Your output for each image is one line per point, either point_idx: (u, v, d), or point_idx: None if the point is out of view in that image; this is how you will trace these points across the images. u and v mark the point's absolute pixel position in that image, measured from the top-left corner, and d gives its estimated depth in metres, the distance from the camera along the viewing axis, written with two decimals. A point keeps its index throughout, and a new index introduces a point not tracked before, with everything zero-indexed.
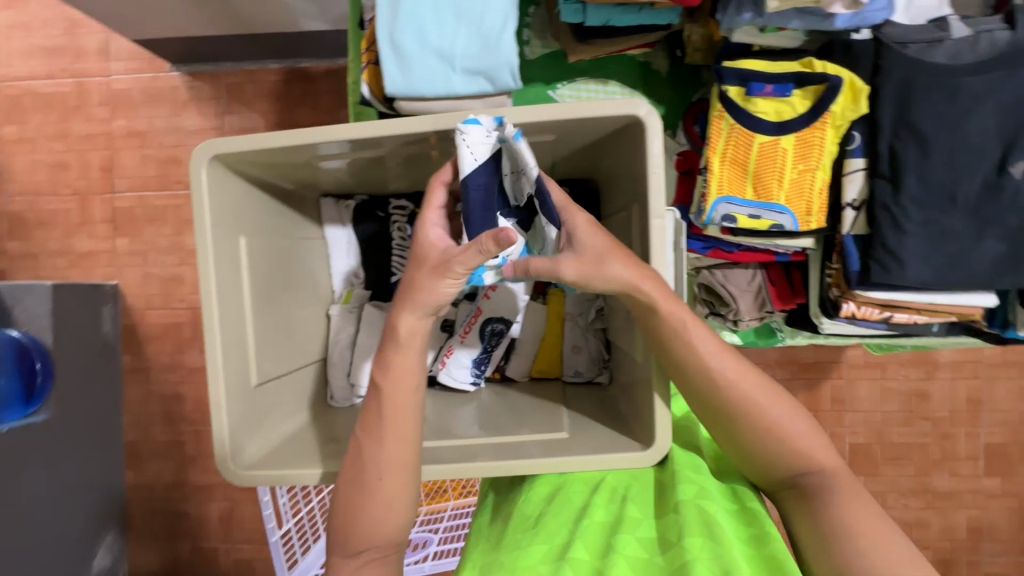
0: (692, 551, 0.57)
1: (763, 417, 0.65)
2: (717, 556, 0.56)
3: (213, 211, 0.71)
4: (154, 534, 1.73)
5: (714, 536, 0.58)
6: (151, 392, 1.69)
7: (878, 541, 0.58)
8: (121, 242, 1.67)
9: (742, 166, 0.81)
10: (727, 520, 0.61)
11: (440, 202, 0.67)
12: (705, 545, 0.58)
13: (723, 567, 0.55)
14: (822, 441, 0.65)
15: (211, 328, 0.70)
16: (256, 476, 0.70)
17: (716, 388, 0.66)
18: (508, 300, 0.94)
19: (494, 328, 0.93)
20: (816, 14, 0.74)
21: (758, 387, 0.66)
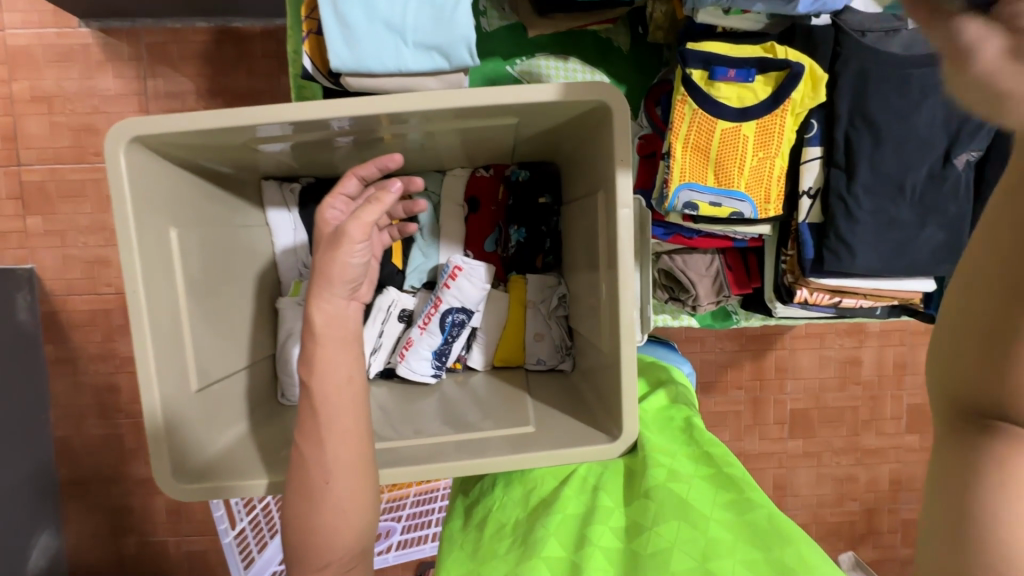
0: (669, 538, 0.57)
1: None
2: (694, 537, 0.56)
3: (136, 203, 0.63)
4: (95, 531, 1.62)
5: (689, 517, 0.59)
6: (80, 383, 1.55)
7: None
8: (34, 221, 1.50)
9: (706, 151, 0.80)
10: (701, 490, 0.63)
11: (347, 189, 0.68)
12: (681, 524, 0.58)
13: (702, 549, 0.55)
14: None
15: (140, 334, 0.63)
16: (201, 491, 0.65)
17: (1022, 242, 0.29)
18: (465, 290, 0.89)
19: (453, 320, 0.89)
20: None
21: None
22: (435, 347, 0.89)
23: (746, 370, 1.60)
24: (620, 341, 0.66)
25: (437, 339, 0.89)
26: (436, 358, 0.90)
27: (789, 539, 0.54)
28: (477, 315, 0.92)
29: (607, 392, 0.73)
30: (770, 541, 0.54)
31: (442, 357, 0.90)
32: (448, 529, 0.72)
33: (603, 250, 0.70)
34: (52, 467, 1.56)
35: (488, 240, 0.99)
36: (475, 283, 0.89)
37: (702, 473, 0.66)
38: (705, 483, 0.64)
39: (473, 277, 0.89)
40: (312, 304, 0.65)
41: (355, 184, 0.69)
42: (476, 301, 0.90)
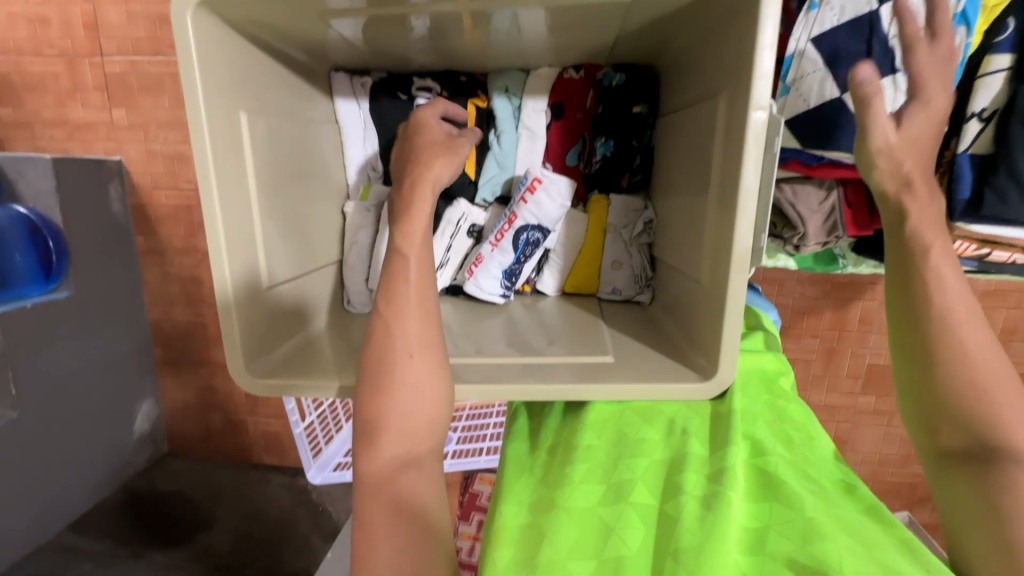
0: (765, 519, 0.54)
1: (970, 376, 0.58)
2: (793, 522, 0.52)
3: (206, 75, 0.58)
4: (188, 404, 1.77)
5: (781, 501, 0.54)
6: (168, 274, 1.65)
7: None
8: (119, 114, 1.53)
9: (864, 41, 0.65)
10: (790, 473, 0.57)
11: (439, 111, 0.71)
12: (772, 509, 0.54)
13: (802, 532, 0.51)
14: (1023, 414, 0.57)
15: (214, 224, 0.60)
16: (273, 386, 0.66)
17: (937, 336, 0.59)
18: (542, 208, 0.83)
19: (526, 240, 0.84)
20: None
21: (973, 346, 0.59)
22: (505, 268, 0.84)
23: (827, 319, 1.46)
24: (726, 265, 0.58)
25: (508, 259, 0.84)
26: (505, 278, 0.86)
27: (891, 555, 0.49)
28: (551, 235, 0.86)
29: (699, 328, 0.65)
30: (870, 543, 0.50)
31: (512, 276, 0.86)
32: (509, 451, 0.67)
33: (716, 179, 0.61)
34: (148, 346, 1.71)
35: (570, 153, 0.90)
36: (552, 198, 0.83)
37: (783, 455, 0.60)
38: (794, 467, 0.59)
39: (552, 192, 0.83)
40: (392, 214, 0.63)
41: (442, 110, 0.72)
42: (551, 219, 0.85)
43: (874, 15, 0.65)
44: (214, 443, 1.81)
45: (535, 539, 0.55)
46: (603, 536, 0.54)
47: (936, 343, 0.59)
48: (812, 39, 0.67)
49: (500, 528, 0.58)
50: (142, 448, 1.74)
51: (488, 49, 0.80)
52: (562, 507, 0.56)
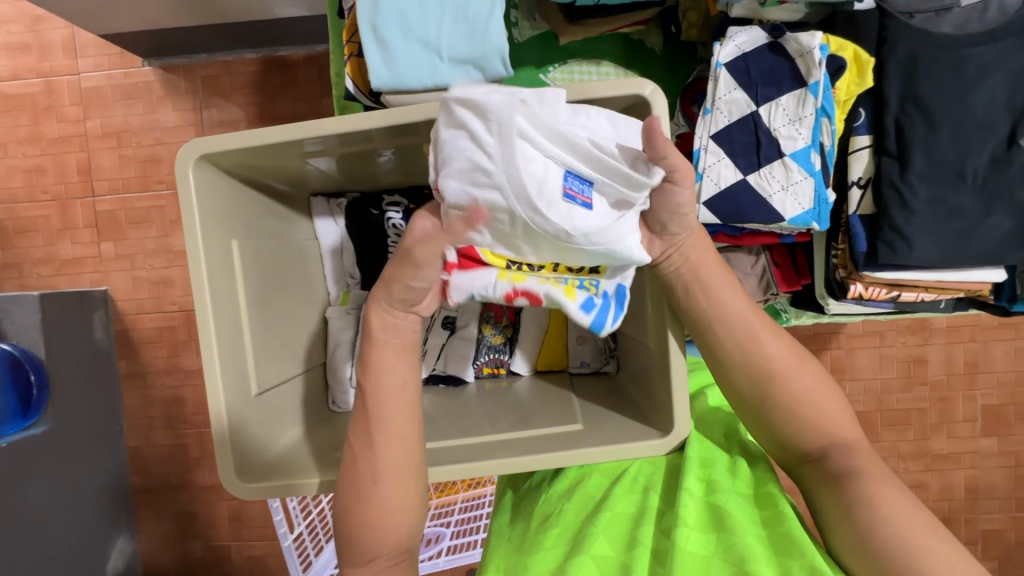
0: (705, 550, 0.59)
1: (792, 393, 0.66)
2: (730, 548, 0.58)
3: (203, 215, 0.67)
4: (166, 535, 1.71)
5: (725, 529, 0.60)
6: (150, 397, 1.66)
7: (905, 517, 0.60)
8: (107, 247, 1.63)
9: (751, 133, 0.79)
10: (741, 507, 0.63)
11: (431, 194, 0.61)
12: (717, 539, 0.60)
13: (736, 558, 0.57)
14: (844, 412, 0.67)
15: (207, 341, 0.66)
16: (269, 488, 0.68)
17: (755, 374, 0.66)
18: (470, 217, 0.56)
19: (534, 217, 0.55)
20: (773, 89, 0.78)
21: (788, 359, 0.66)
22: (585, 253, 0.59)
23: None
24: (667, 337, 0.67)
25: (572, 247, 0.58)
26: (610, 230, 0.58)
27: (812, 556, 0.56)
28: (541, 161, 0.53)
29: (654, 390, 0.72)
30: (793, 553, 0.57)
31: (611, 231, 0.58)
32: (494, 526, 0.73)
33: None
34: (126, 475, 1.67)
35: None
36: (469, 170, 0.53)
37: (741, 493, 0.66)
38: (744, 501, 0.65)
39: (455, 179, 0.54)
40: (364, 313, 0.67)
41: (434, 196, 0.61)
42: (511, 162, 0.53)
43: (756, 115, 0.79)
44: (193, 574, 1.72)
45: None
46: None
47: (749, 380, 0.67)
48: (711, 137, 0.80)
49: None
50: None
51: None
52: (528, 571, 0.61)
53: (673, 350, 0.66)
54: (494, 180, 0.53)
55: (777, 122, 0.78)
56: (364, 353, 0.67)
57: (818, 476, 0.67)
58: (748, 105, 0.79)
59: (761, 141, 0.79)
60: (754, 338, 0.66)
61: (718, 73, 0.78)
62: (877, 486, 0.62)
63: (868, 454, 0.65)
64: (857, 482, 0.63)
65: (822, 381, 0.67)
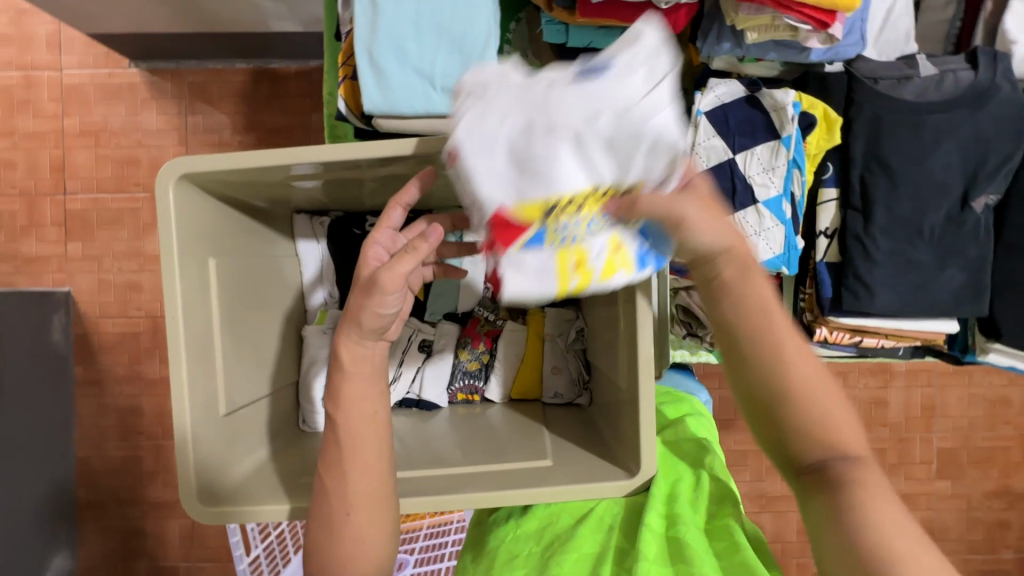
0: None
1: (802, 384, 0.55)
2: None
3: (182, 235, 0.67)
4: (109, 553, 1.61)
5: (684, 560, 0.61)
6: (105, 405, 1.58)
7: (902, 541, 0.50)
8: (74, 247, 1.58)
9: (729, 178, 0.82)
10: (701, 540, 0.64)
11: (395, 221, 0.68)
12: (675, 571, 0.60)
13: None
14: (856, 425, 0.56)
15: (177, 359, 0.65)
16: (230, 513, 0.67)
17: (766, 358, 0.56)
18: (496, 161, 0.46)
19: (558, 115, 0.44)
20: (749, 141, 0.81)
21: (801, 348, 0.57)
22: (626, 141, 0.45)
23: None
24: (639, 365, 0.67)
25: (614, 137, 0.44)
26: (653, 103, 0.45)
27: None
28: (550, 69, 0.46)
29: (623, 426, 0.73)
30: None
31: (653, 102, 0.45)
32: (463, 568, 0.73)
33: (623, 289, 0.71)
34: (71, 488, 1.58)
35: None
36: (483, 103, 0.45)
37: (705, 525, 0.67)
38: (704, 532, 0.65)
39: (471, 119, 0.45)
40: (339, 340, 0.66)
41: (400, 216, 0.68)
42: (519, 82, 0.46)
43: (733, 161, 0.82)
44: None
45: None
46: None
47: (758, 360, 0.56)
48: None
49: None
50: None
51: (430, 199, 0.93)
52: None
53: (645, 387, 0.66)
54: (506, 98, 0.45)
55: (752, 170, 0.82)
56: (335, 378, 0.67)
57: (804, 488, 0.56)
58: (726, 152, 0.82)
59: (737, 187, 0.82)
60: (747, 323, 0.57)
61: (699, 120, 0.82)
62: (881, 513, 0.52)
63: (878, 474, 0.54)
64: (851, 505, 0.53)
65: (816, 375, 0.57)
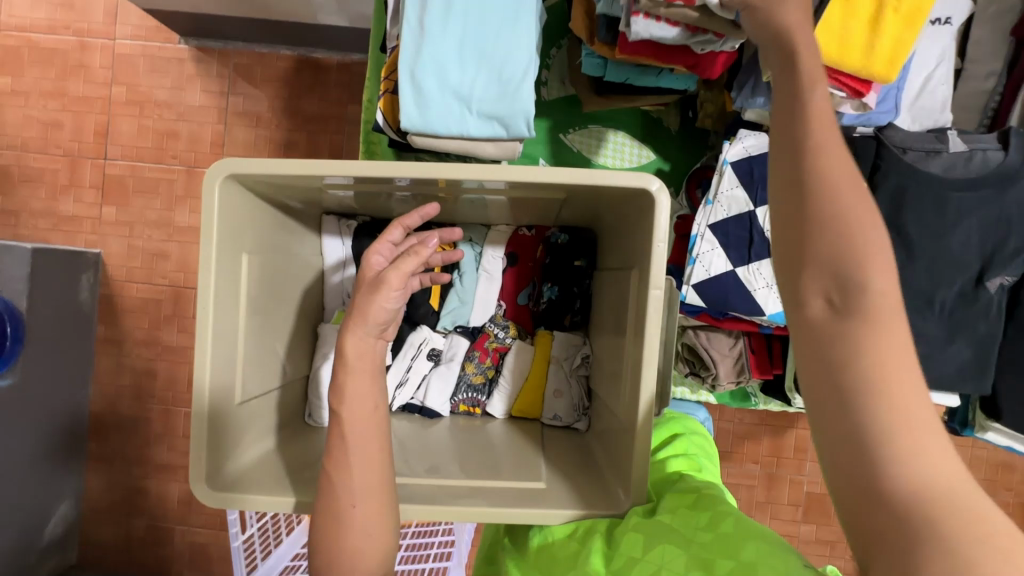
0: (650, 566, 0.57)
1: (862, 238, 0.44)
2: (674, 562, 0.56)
3: (222, 232, 0.70)
4: (111, 507, 1.67)
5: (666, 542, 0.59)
6: (123, 365, 1.65)
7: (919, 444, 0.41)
8: (109, 211, 1.64)
9: (746, 230, 0.85)
10: (683, 521, 0.61)
11: (394, 236, 0.74)
12: (660, 551, 0.58)
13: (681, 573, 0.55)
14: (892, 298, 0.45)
15: (202, 349, 0.69)
16: (234, 499, 0.70)
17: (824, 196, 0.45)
18: None
19: None
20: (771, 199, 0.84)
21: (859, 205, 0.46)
22: None
23: (763, 445, 1.57)
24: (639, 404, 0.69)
25: None
26: None
27: (754, 547, 0.54)
28: None
29: (618, 459, 0.75)
30: (734, 549, 0.54)
31: None
32: None
33: (631, 328, 0.74)
34: (82, 439, 1.65)
35: (522, 293, 1.04)
36: None
37: (687, 502, 0.65)
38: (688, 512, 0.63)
39: None
40: (345, 337, 0.70)
41: (400, 231, 0.74)
42: None
43: (753, 214, 0.85)
44: (132, 552, 1.68)
45: None
46: None
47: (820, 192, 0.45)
48: (709, 226, 0.85)
49: None
50: (49, 556, 1.59)
51: (454, 210, 0.96)
52: None
53: (641, 423, 0.68)
54: None
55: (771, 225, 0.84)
56: (339, 374, 0.70)
57: (806, 344, 0.46)
58: (746, 204, 0.85)
59: (753, 239, 0.85)
60: (805, 142, 0.47)
61: (725, 169, 0.85)
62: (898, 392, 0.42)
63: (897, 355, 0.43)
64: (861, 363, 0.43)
65: (868, 216, 0.46)
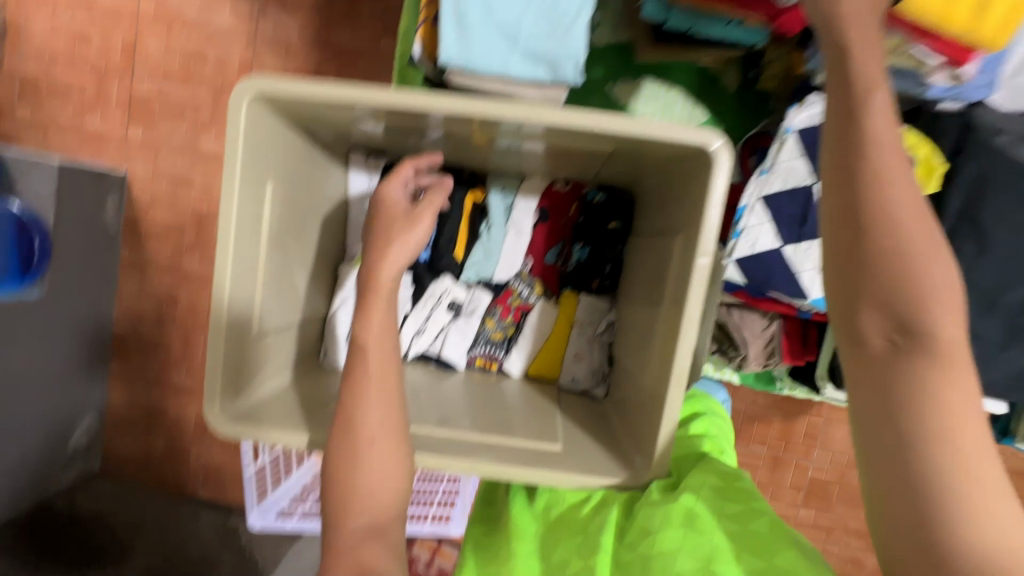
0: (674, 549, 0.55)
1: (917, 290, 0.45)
2: (700, 548, 0.54)
3: (247, 156, 0.67)
4: (132, 424, 1.72)
5: (692, 525, 0.57)
6: (146, 289, 1.67)
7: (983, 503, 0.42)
8: (135, 133, 1.61)
9: (799, 208, 0.78)
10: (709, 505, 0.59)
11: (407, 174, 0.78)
12: (683, 534, 0.56)
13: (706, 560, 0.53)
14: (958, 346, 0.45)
15: (222, 277, 0.67)
16: (246, 430, 0.69)
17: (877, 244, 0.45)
18: None
19: None
20: None
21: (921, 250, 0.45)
22: None
23: (773, 427, 1.54)
24: (671, 377, 0.65)
25: None
26: None
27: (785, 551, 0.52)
28: None
29: (639, 430, 0.73)
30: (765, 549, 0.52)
31: None
32: (470, 531, 0.73)
33: (669, 297, 0.69)
34: (106, 357, 1.68)
35: (550, 252, 0.99)
36: None
37: (716, 483, 0.63)
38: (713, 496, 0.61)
39: None
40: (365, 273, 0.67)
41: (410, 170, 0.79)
42: None
43: (809, 190, 0.77)
44: (151, 469, 1.74)
45: None
46: None
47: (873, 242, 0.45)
48: (761, 198, 0.80)
49: None
50: (75, 464, 1.65)
51: (487, 157, 0.90)
52: None
53: (672, 396, 0.65)
54: None
55: None
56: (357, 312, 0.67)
57: (865, 390, 0.47)
58: (806, 177, 0.77)
59: (808, 217, 0.78)
60: (858, 178, 0.46)
61: (786, 138, 0.77)
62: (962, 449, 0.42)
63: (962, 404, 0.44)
64: (918, 405, 0.44)
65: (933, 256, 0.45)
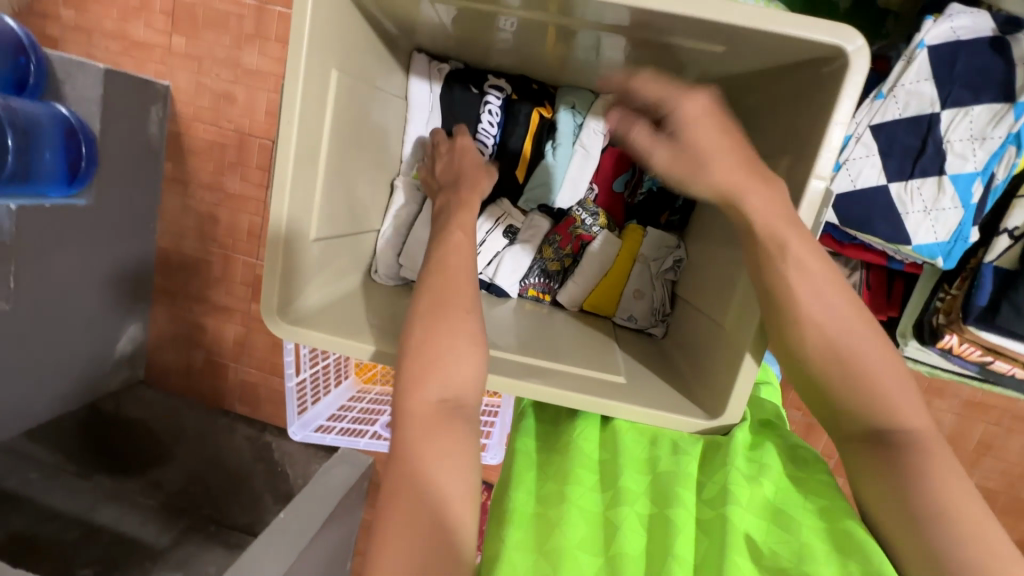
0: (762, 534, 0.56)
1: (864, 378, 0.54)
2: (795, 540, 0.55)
3: (314, 35, 0.60)
4: (174, 337, 1.75)
5: (785, 518, 0.57)
6: (188, 206, 1.63)
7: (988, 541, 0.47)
8: (178, 41, 1.50)
9: (918, 138, 0.78)
10: (797, 498, 0.60)
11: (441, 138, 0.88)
12: (774, 523, 0.57)
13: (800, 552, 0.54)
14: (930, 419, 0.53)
15: (284, 168, 0.62)
16: (304, 333, 0.66)
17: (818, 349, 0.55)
18: None
19: None
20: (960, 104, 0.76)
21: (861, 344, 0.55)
22: None
23: None
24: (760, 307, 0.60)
25: None
26: None
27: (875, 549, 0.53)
28: None
29: (711, 368, 0.68)
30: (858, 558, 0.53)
31: None
32: (519, 444, 0.70)
33: None
34: (149, 270, 1.69)
35: (617, 180, 0.96)
36: None
37: (791, 467, 0.64)
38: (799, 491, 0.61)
39: None
40: None
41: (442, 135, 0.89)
42: None
43: (934, 117, 0.77)
44: (191, 381, 1.78)
45: (552, 527, 0.58)
46: (608, 529, 0.58)
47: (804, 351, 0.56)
48: (870, 126, 0.80)
49: (513, 509, 0.61)
50: (119, 369, 1.71)
51: (561, 58, 0.83)
52: (569, 503, 0.60)
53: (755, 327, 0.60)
54: None
55: (954, 134, 0.76)
56: None
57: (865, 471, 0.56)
58: (931, 104, 0.77)
59: (924, 150, 0.78)
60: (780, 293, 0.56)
61: (917, 54, 0.76)
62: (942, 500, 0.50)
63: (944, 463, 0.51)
64: (916, 476, 0.51)
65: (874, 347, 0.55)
